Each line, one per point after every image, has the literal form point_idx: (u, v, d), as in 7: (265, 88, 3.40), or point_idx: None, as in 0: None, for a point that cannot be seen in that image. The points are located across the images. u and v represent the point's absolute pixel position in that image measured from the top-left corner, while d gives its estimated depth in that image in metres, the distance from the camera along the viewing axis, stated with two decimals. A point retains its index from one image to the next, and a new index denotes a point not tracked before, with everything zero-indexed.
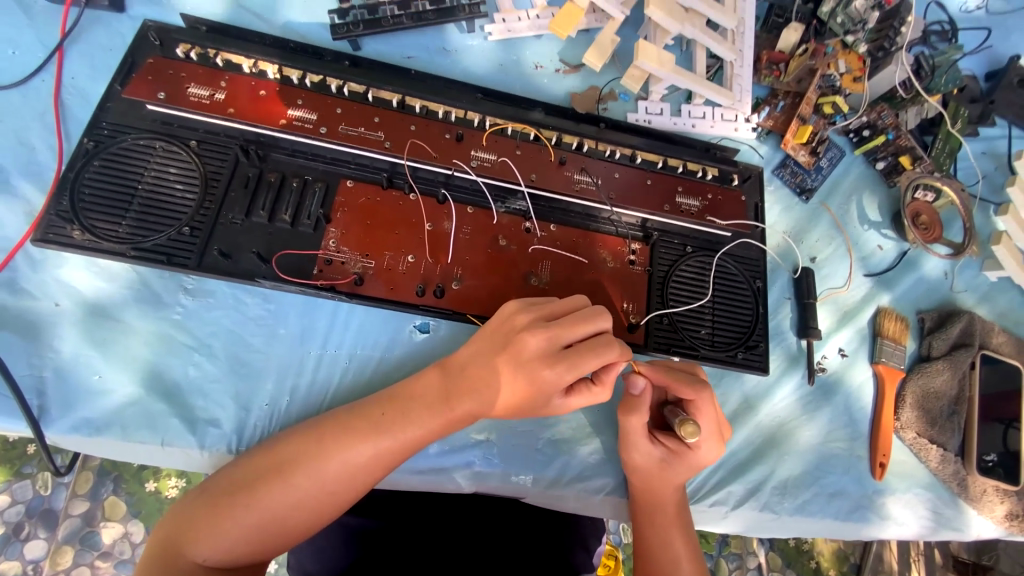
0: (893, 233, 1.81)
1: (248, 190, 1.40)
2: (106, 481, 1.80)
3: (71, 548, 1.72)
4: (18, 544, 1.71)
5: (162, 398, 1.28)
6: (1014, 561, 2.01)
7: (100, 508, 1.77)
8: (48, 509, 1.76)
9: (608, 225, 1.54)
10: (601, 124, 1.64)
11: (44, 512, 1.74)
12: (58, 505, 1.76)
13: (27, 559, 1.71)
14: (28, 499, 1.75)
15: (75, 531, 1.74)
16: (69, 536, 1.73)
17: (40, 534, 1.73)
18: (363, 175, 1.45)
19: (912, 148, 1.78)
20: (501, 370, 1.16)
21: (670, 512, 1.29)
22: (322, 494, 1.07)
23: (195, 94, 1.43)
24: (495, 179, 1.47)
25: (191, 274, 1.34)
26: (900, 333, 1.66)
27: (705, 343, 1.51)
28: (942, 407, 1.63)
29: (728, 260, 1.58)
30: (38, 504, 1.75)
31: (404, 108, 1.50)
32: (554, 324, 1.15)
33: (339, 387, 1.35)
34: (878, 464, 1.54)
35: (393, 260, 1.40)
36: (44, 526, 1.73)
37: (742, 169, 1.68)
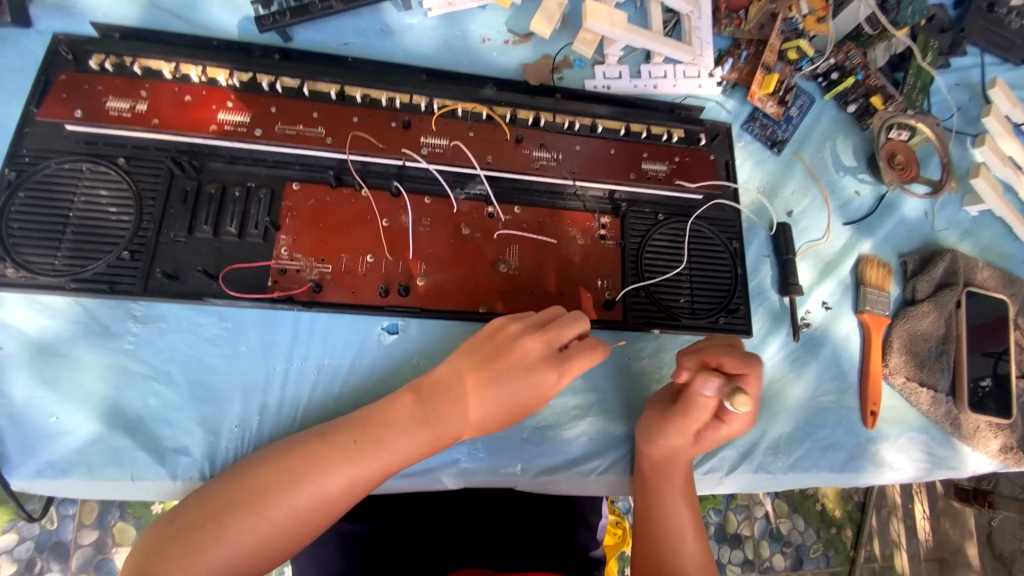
0: (870, 177, 1.76)
1: (187, 205, 1.32)
2: (112, 508, 1.76)
3: None
4: None
5: (125, 432, 1.22)
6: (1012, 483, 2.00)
7: (110, 534, 1.74)
8: (57, 542, 1.72)
9: (575, 201, 1.48)
10: (558, 94, 1.57)
11: (54, 545, 1.71)
12: (67, 536, 1.73)
13: None
14: (37, 534, 1.71)
15: (87, 559, 1.71)
16: (83, 565, 1.71)
17: (54, 566, 1.70)
18: (309, 176, 1.37)
19: (882, 87, 1.73)
20: (496, 380, 1.20)
21: (671, 487, 1.23)
22: (296, 528, 1.04)
23: (115, 107, 1.33)
24: (449, 166, 1.39)
25: (138, 300, 1.27)
26: (883, 279, 1.62)
27: (685, 311, 1.47)
28: (930, 348, 1.61)
29: (702, 224, 1.53)
30: (46, 538, 1.71)
31: (344, 100, 1.41)
32: (552, 327, 1.23)
33: (310, 401, 1.30)
34: (869, 413, 1.52)
35: (352, 263, 1.33)
36: (55, 558, 1.70)
37: (709, 127, 1.61)
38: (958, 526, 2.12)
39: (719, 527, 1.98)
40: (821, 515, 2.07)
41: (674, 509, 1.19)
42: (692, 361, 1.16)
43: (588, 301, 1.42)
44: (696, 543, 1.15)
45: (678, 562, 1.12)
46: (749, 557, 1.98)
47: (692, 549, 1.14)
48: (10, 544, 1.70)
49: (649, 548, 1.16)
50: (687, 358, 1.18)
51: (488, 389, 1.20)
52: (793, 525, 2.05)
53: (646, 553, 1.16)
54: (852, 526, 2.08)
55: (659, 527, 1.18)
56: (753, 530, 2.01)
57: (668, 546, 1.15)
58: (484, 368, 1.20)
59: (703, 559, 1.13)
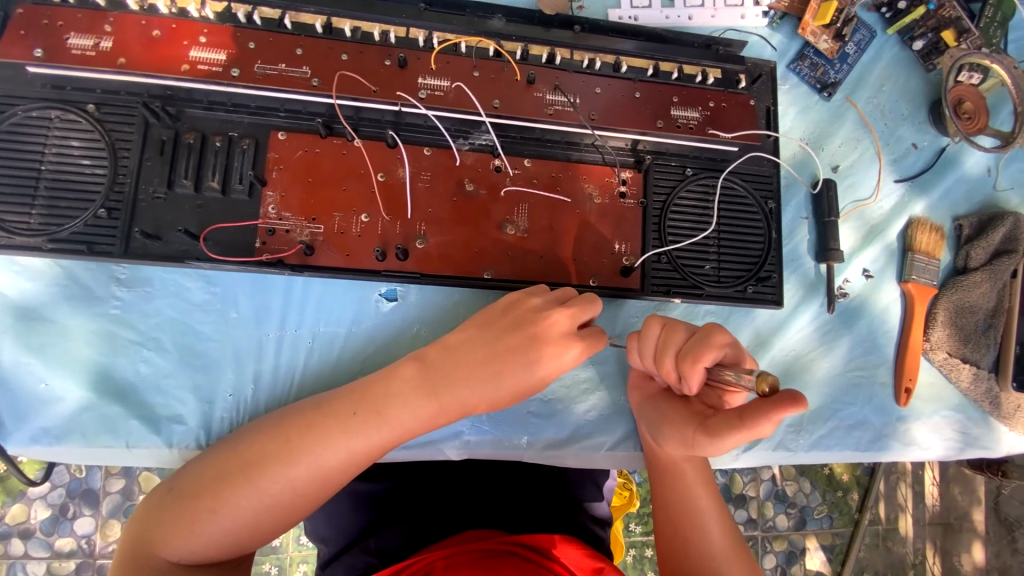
0: (930, 127, 1.54)
1: (165, 157, 1.19)
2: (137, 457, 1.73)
3: (117, 521, 1.69)
4: (67, 522, 1.68)
5: (117, 399, 1.19)
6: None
7: (136, 483, 1.71)
8: (87, 489, 1.69)
9: (593, 153, 1.31)
10: (577, 27, 1.34)
11: (84, 492, 1.68)
12: (96, 484, 1.70)
13: (79, 535, 1.67)
14: (67, 482, 1.69)
15: (116, 506, 1.69)
16: (113, 511, 1.69)
17: (86, 511, 1.68)
18: (296, 124, 1.23)
19: (957, 20, 1.45)
20: (509, 357, 1.08)
21: (692, 471, 1.14)
22: (295, 498, 1.00)
23: (77, 45, 1.18)
24: (450, 112, 1.24)
25: (119, 262, 1.18)
26: (934, 246, 1.45)
27: (710, 279, 1.34)
28: (977, 322, 1.47)
29: (734, 180, 1.36)
30: (76, 486, 1.69)
31: (331, 34, 1.23)
32: (575, 301, 1.11)
33: (306, 370, 1.24)
34: (903, 390, 1.41)
35: (345, 222, 1.22)
36: (87, 503, 1.69)
37: (751, 67, 1.40)
38: (966, 492, 2.06)
39: (724, 487, 1.91)
40: (828, 478, 1.98)
41: (700, 499, 1.12)
42: (667, 362, 0.95)
43: (605, 268, 1.30)
44: (726, 534, 1.09)
45: (708, 536, 1.08)
46: (752, 517, 1.92)
47: (723, 541, 1.08)
48: (40, 491, 1.67)
49: (676, 535, 1.11)
50: (657, 359, 0.98)
51: (500, 367, 1.08)
52: (799, 488, 1.96)
53: (673, 538, 1.11)
54: (859, 489, 1.99)
55: (683, 517, 1.11)
56: (758, 491, 1.94)
57: (694, 535, 1.09)
58: (494, 346, 1.09)
59: (736, 550, 1.07)
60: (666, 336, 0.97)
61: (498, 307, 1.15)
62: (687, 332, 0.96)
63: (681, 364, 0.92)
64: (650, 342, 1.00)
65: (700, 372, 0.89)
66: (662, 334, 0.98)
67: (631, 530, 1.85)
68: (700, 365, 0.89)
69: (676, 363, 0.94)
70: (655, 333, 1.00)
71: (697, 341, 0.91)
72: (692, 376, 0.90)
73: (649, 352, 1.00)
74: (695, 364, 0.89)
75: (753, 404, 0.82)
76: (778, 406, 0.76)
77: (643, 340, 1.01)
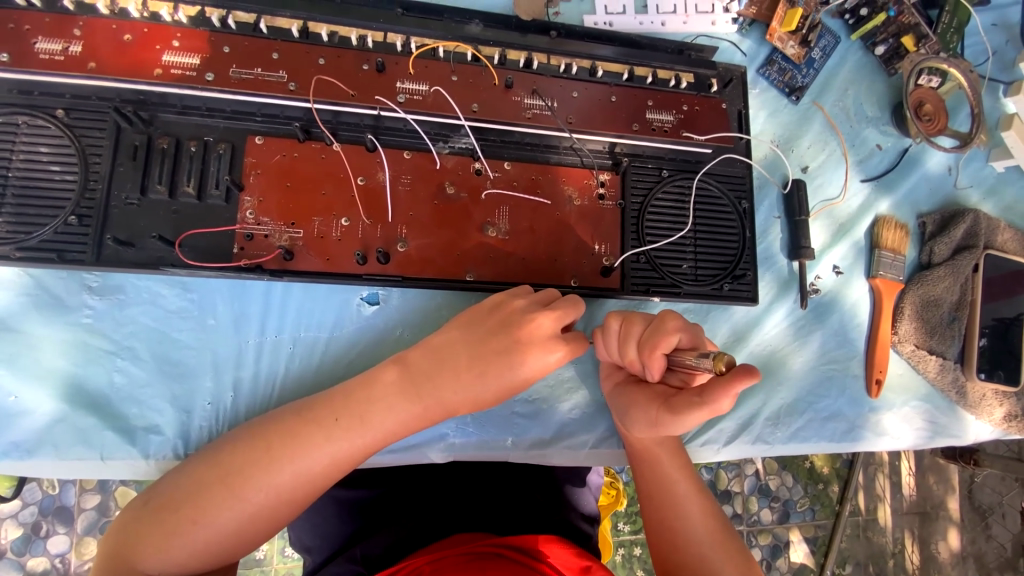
0: (894, 129, 1.61)
1: (138, 162, 1.17)
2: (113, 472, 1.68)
3: (93, 538, 1.63)
4: (40, 542, 1.62)
5: (90, 411, 1.16)
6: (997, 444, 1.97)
7: (113, 498, 1.66)
8: (62, 506, 1.64)
9: (571, 156, 1.34)
10: (553, 32, 1.36)
11: (58, 509, 1.63)
12: (70, 501, 1.65)
13: (53, 554, 1.62)
14: (39, 500, 1.63)
15: (92, 523, 1.64)
16: (89, 528, 1.63)
17: (59, 529, 1.63)
18: (273, 129, 1.22)
19: (915, 26, 1.53)
20: (493, 357, 1.09)
21: (672, 461, 1.16)
22: (278, 506, 0.99)
23: (45, 49, 1.15)
24: (429, 116, 1.25)
25: (91, 270, 1.15)
26: (899, 242, 1.51)
27: (688, 277, 1.37)
28: (942, 315, 1.53)
29: (709, 181, 1.40)
30: (50, 503, 1.63)
31: (308, 38, 1.23)
32: (562, 303, 1.13)
33: (287, 376, 1.23)
34: (874, 381, 1.46)
35: (325, 226, 1.21)
36: (61, 521, 1.63)
37: (722, 71, 1.44)
38: (941, 481, 2.14)
39: (710, 484, 1.94)
40: (810, 472, 2.03)
41: (684, 494, 1.13)
42: (631, 352, 0.97)
43: (586, 268, 1.32)
44: (714, 527, 1.09)
45: (691, 531, 1.09)
46: (737, 512, 1.96)
47: (710, 533, 1.08)
48: (12, 509, 1.62)
49: (661, 532, 1.12)
50: (621, 350, 1.00)
51: (485, 367, 1.08)
52: (782, 482, 2.01)
53: (660, 537, 1.12)
54: (839, 482, 2.05)
55: (668, 512, 1.12)
56: (743, 486, 1.97)
57: (681, 529, 1.09)
58: (478, 349, 1.09)
59: (725, 541, 1.07)
60: (624, 330, 0.99)
61: (480, 308, 1.16)
62: (644, 322, 0.99)
63: (642, 353, 0.94)
64: (612, 337, 1.03)
65: (659, 359, 0.91)
66: (621, 328, 1.01)
67: (620, 529, 1.87)
68: (658, 352, 0.91)
69: (638, 352, 0.96)
70: (615, 328, 1.02)
71: (653, 329, 0.93)
72: (653, 364, 0.92)
73: (613, 346, 1.03)
74: (653, 352, 0.91)
75: (712, 381, 0.85)
76: (734, 377, 0.79)
77: (606, 335, 1.04)
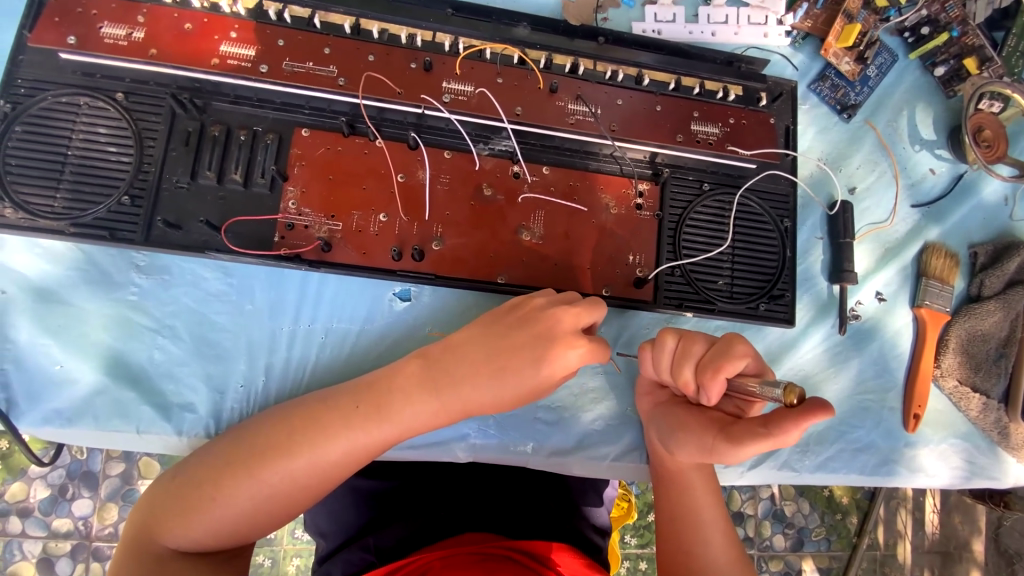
0: (949, 153, 1.54)
1: (190, 148, 1.21)
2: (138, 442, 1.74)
3: (115, 504, 1.69)
4: (66, 503, 1.69)
5: (130, 385, 1.20)
6: None
7: (136, 467, 1.72)
8: (88, 471, 1.71)
9: (611, 164, 1.32)
10: (601, 38, 1.35)
11: (84, 474, 1.70)
12: (96, 466, 1.71)
13: (77, 516, 1.68)
14: (68, 463, 1.70)
15: (115, 489, 1.70)
16: (111, 494, 1.70)
17: (85, 493, 1.69)
18: (319, 121, 1.24)
19: (980, 48, 1.47)
20: (522, 361, 1.08)
21: (699, 481, 1.14)
22: (296, 490, 1.00)
23: (110, 35, 1.19)
24: (472, 117, 1.25)
25: (140, 249, 1.19)
26: (948, 271, 1.45)
27: (723, 294, 1.34)
28: (989, 351, 1.46)
29: (751, 198, 1.36)
30: (77, 467, 1.70)
31: (359, 34, 1.25)
32: (585, 305, 1.11)
33: (316, 366, 1.25)
34: (912, 416, 1.41)
35: (363, 221, 1.23)
36: (87, 485, 1.70)
37: (772, 86, 1.40)
38: (968, 522, 2.04)
39: None
40: (828, 500, 1.96)
41: (708, 519, 1.11)
42: (688, 372, 0.95)
43: (619, 278, 1.30)
44: (733, 554, 1.07)
45: (710, 556, 1.07)
46: (749, 535, 1.91)
47: (728, 557, 1.06)
48: (41, 471, 1.69)
49: (678, 552, 1.09)
50: (676, 369, 0.97)
51: (514, 372, 1.08)
52: (797, 509, 1.95)
53: (675, 558, 1.09)
54: (858, 513, 1.96)
55: (688, 531, 1.10)
56: (756, 510, 1.92)
57: (699, 551, 1.07)
58: (508, 351, 1.09)
59: (742, 571, 1.05)
60: (683, 350, 0.96)
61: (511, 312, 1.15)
62: (704, 343, 0.97)
63: (701, 374, 0.93)
64: (666, 355, 1.00)
65: (721, 383, 0.91)
66: (677, 347, 0.98)
67: (625, 542, 1.84)
68: (722, 376, 0.90)
69: (695, 373, 0.95)
70: (670, 346, 0.99)
71: (719, 351, 0.93)
72: (713, 387, 0.91)
73: (665, 365, 1.01)
74: (717, 374, 0.91)
75: (779, 413, 0.84)
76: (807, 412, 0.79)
77: (658, 352, 1.01)
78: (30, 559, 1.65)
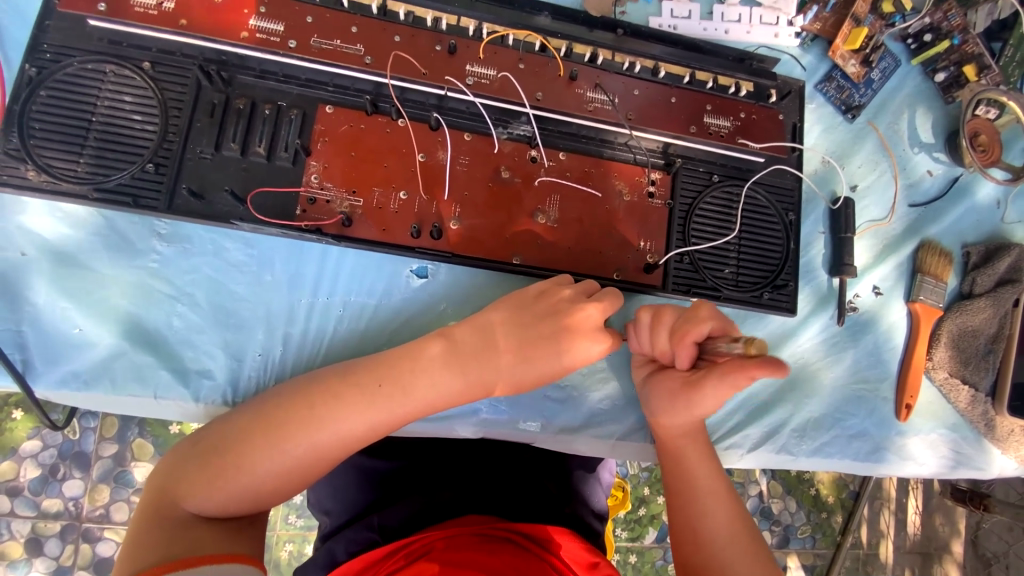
0: (946, 157, 1.61)
1: (215, 119, 1.22)
2: (131, 424, 1.74)
3: (106, 486, 1.70)
4: (56, 484, 1.69)
5: (148, 349, 1.22)
6: (1009, 489, 1.99)
7: (129, 449, 1.73)
8: (79, 452, 1.71)
9: (625, 152, 1.36)
10: (619, 30, 1.39)
11: (76, 454, 1.70)
12: (88, 447, 1.72)
13: (67, 497, 1.69)
14: (59, 443, 1.70)
15: (107, 471, 1.71)
16: (103, 476, 1.70)
17: (75, 474, 1.70)
18: (343, 99, 1.26)
19: (979, 56, 1.53)
20: (542, 345, 1.12)
21: (694, 453, 1.18)
22: (317, 460, 1.03)
23: (140, 3, 1.21)
24: (494, 100, 1.28)
25: (162, 217, 1.21)
26: (943, 269, 1.51)
27: (728, 282, 1.38)
28: (978, 346, 1.52)
29: (758, 191, 1.41)
30: (69, 447, 1.70)
31: (386, 16, 1.28)
32: (603, 295, 1.16)
33: (333, 338, 1.27)
34: (904, 406, 1.47)
35: (384, 198, 1.26)
36: (77, 466, 1.70)
37: (781, 83, 1.45)
38: (948, 523, 2.11)
39: None
40: (814, 499, 2.02)
41: (708, 490, 1.14)
42: (661, 341, 1.08)
43: (630, 263, 1.35)
44: (736, 524, 1.10)
45: (713, 527, 1.10)
46: None
47: (734, 536, 1.09)
48: (32, 450, 1.69)
49: (685, 531, 1.13)
50: (652, 340, 1.10)
51: (531, 349, 1.12)
52: (784, 507, 2.00)
53: (681, 533, 1.13)
54: (842, 512, 2.03)
55: (692, 510, 1.13)
56: (745, 507, 1.97)
57: (704, 530, 1.10)
58: (525, 324, 1.13)
59: (747, 537, 1.09)
60: (656, 322, 1.08)
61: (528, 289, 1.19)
62: (675, 313, 1.08)
63: (672, 341, 1.05)
64: (643, 329, 1.12)
65: (687, 347, 1.02)
66: (651, 321, 1.10)
67: (617, 535, 1.89)
68: (688, 341, 1.01)
69: (668, 341, 1.07)
70: (647, 320, 1.11)
71: (685, 320, 1.03)
72: (682, 351, 1.03)
73: (644, 337, 1.13)
74: (683, 340, 1.02)
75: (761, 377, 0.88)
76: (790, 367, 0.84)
77: (637, 327, 1.14)
78: (17, 539, 1.65)
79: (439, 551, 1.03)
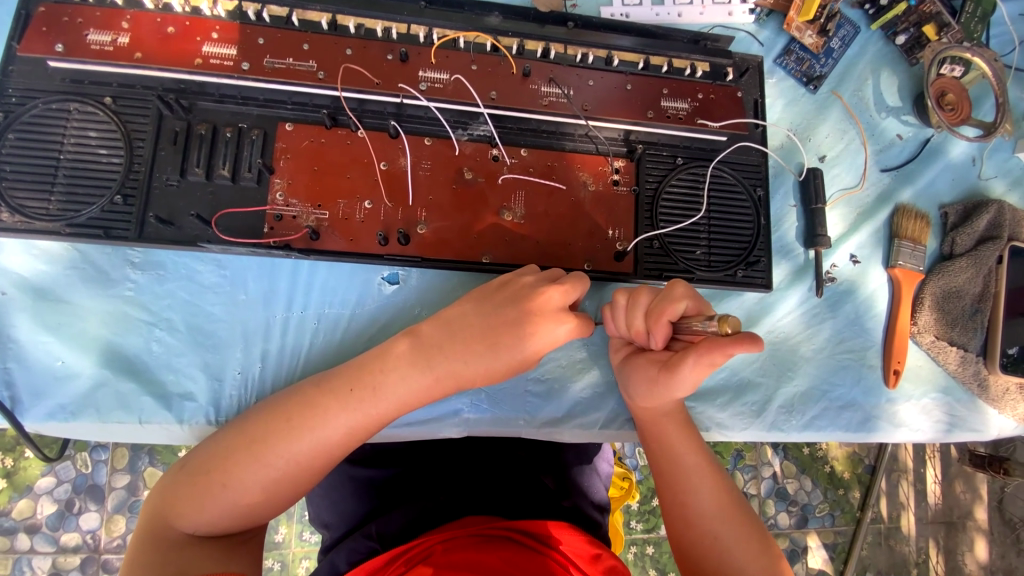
0: (915, 119, 1.59)
1: (178, 146, 1.25)
2: (141, 454, 1.76)
3: (122, 517, 1.73)
4: (73, 518, 1.72)
5: (129, 376, 1.24)
6: None
7: (141, 479, 1.75)
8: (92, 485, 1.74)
9: (586, 143, 1.37)
10: (570, 23, 1.39)
11: (89, 488, 1.73)
12: (101, 480, 1.74)
13: (84, 530, 1.71)
14: (73, 478, 1.73)
15: (121, 501, 1.73)
16: (117, 507, 1.73)
17: (91, 506, 1.73)
18: (303, 116, 1.29)
19: (937, 15, 1.51)
20: (507, 333, 1.12)
21: (674, 429, 1.18)
22: (302, 470, 1.04)
23: (96, 41, 1.23)
24: (450, 103, 1.30)
25: (134, 246, 1.23)
26: (920, 232, 1.49)
27: (701, 263, 1.38)
28: (964, 306, 1.50)
29: (724, 170, 1.41)
30: (82, 481, 1.73)
31: (337, 30, 1.30)
32: (566, 279, 1.15)
33: (311, 350, 1.29)
34: (891, 371, 1.45)
35: (349, 209, 1.27)
36: (91, 499, 1.73)
37: (738, 61, 1.45)
38: (969, 489, 2.07)
39: None
40: (830, 476, 2.00)
41: (693, 464, 1.13)
42: (637, 322, 1.03)
43: (599, 253, 1.35)
44: (722, 494, 1.11)
45: (700, 501, 1.10)
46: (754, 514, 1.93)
47: (722, 509, 1.09)
48: (47, 486, 1.72)
49: (675, 508, 1.12)
50: (628, 321, 1.06)
51: (497, 339, 1.13)
52: (800, 486, 1.98)
53: (673, 510, 1.12)
54: (861, 488, 2.00)
55: (680, 486, 1.12)
56: (760, 489, 1.96)
57: (695, 507, 1.09)
58: (492, 318, 1.13)
59: (732, 507, 1.09)
60: (631, 303, 1.04)
61: (494, 285, 1.20)
62: (650, 293, 1.04)
63: (648, 320, 1.01)
64: (619, 312, 1.08)
65: (665, 326, 0.98)
66: (628, 302, 1.06)
67: (632, 528, 1.88)
68: (664, 320, 0.97)
69: (645, 321, 1.02)
70: (622, 302, 1.07)
71: (662, 297, 0.99)
72: (658, 330, 0.98)
73: (621, 319, 1.08)
74: (659, 318, 0.98)
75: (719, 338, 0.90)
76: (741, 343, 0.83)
77: (614, 310, 1.09)
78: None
79: (439, 555, 1.01)
